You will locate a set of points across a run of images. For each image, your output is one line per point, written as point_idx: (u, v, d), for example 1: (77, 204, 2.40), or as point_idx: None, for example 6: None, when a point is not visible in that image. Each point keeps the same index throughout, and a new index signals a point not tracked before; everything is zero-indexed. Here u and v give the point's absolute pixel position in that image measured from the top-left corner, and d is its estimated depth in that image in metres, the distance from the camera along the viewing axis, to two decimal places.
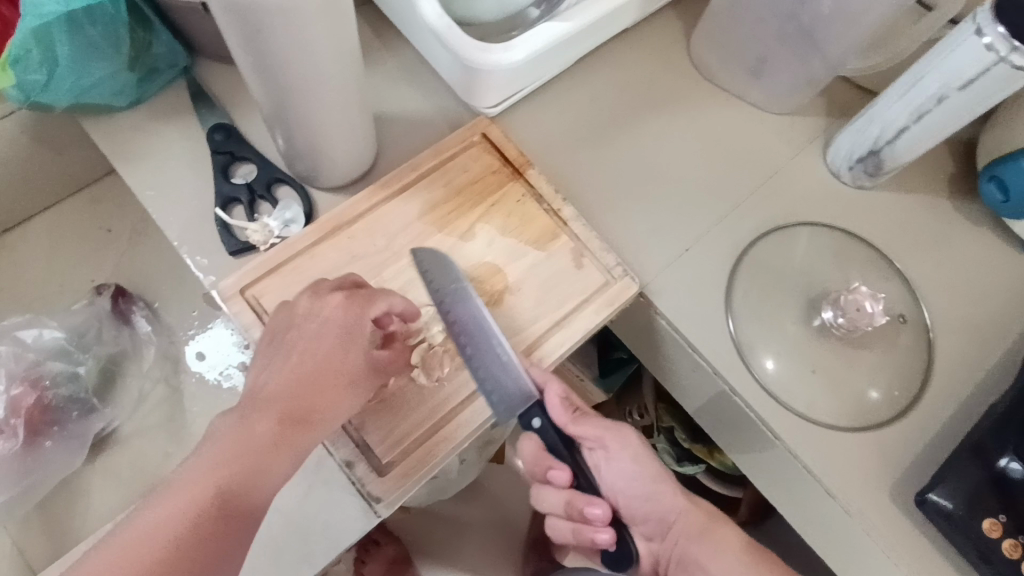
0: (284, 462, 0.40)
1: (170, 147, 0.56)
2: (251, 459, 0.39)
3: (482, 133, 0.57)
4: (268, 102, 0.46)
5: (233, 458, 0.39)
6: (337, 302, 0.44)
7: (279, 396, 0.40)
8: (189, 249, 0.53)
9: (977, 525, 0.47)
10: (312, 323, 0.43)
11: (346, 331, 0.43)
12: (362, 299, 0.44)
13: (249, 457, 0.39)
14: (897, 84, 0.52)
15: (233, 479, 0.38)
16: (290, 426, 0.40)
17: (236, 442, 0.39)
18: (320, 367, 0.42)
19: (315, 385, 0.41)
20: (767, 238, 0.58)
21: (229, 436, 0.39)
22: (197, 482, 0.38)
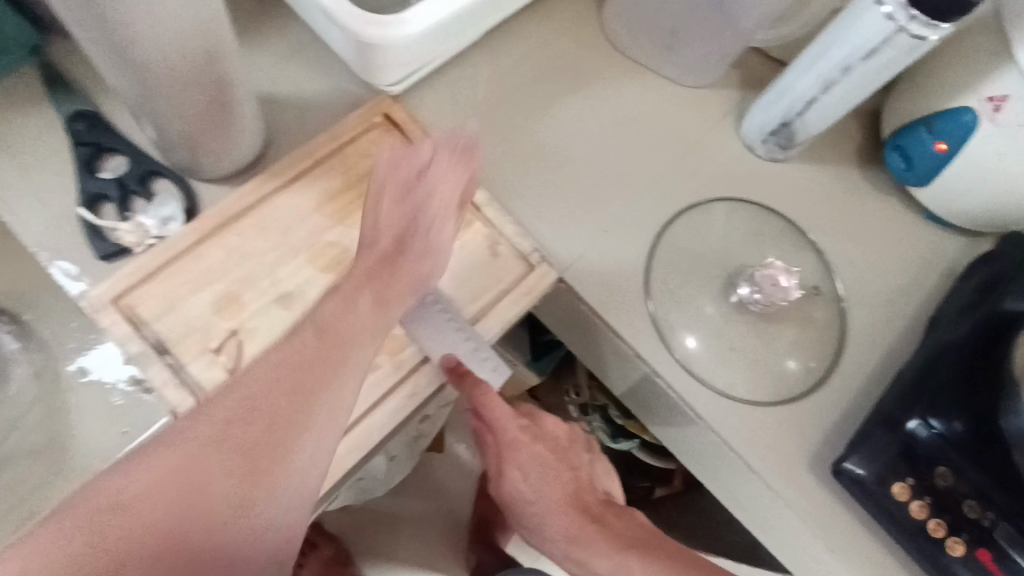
0: (258, 462, 0.38)
1: (22, 138, 0.49)
2: (239, 450, 0.38)
3: (383, 114, 0.54)
4: (123, 83, 0.41)
5: (200, 445, 0.38)
6: (330, 303, 0.45)
7: (251, 399, 0.40)
8: (52, 255, 0.47)
9: (888, 490, 0.49)
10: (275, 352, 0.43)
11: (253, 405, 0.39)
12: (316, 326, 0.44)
13: (218, 453, 0.38)
14: (802, 56, 0.52)
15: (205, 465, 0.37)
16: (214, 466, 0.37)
17: (208, 434, 0.38)
18: (268, 388, 0.40)
19: (294, 380, 0.41)
20: (684, 215, 0.57)
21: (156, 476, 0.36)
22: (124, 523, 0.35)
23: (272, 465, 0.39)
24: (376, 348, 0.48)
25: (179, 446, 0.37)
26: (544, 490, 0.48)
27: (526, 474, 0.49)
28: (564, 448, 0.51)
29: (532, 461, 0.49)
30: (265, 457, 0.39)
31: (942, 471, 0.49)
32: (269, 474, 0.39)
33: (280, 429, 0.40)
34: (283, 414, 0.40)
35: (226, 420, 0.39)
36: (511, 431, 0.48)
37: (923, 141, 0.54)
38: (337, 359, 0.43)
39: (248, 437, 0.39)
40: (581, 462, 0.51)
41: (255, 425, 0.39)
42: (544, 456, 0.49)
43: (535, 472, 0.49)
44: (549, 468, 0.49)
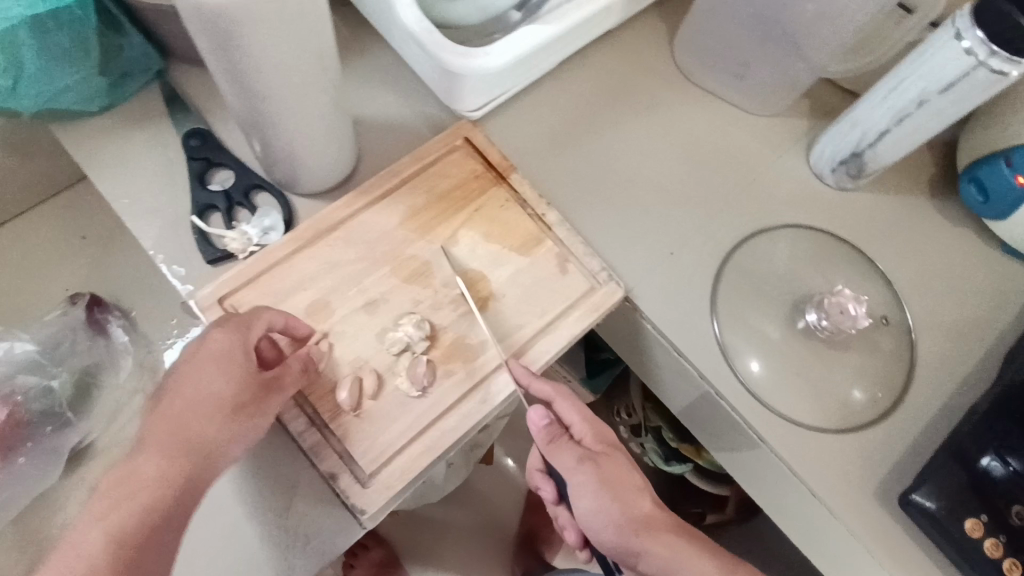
0: (171, 513, 0.39)
1: (145, 152, 0.55)
2: (140, 520, 0.38)
3: (464, 137, 0.57)
4: (241, 108, 0.45)
5: (122, 516, 0.38)
6: (218, 334, 0.43)
7: (167, 432, 0.41)
8: (166, 258, 0.52)
9: (959, 525, 0.48)
10: (194, 361, 0.43)
11: (227, 366, 0.43)
12: (242, 323, 0.44)
13: (145, 521, 0.38)
14: (876, 88, 0.52)
15: (121, 539, 0.37)
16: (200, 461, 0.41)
17: (129, 499, 0.38)
18: (204, 402, 0.42)
19: (198, 434, 0.41)
20: (751, 240, 0.58)
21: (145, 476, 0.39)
22: (93, 534, 0.37)
23: (157, 526, 0.38)
24: (449, 358, 0.50)
25: (109, 517, 0.38)
26: (640, 487, 0.50)
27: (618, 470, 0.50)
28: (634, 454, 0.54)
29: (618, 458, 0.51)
30: (152, 516, 0.38)
31: (1018, 509, 0.47)
32: (151, 532, 0.38)
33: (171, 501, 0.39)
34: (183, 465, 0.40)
35: (153, 479, 0.39)
36: (593, 429, 0.52)
37: (1002, 173, 0.54)
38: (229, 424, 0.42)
39: (164, 487, 0.39)
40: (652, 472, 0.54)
41: (153, 479, 0.39)
42: (625, 458, 0.52)
43: (626, 469, 0.51)
44: (634, 467, 0.51)
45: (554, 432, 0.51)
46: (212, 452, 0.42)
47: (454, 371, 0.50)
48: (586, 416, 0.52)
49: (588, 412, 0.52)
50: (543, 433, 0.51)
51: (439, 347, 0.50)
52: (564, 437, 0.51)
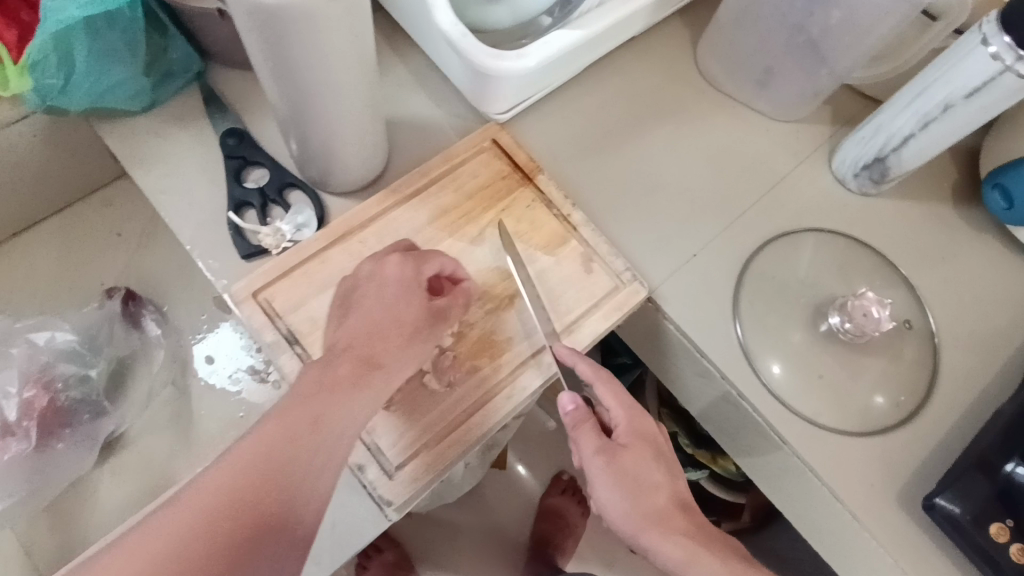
0: (310, 455, 0.39)
1: (183, 149, 0.56)
2: (280, 453, 0.39)
3: (492, 139, 0.58)
4: (282, 107, 0.47)
5: (265, 443, 0.39)
6: (395, 263, 0.46)
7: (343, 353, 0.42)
8: (202, 252, 0.53)
9: (985, 531, 0.47)
10: (379, 283, 0.45)
11: (410, 284, 0.45)
12: (416, 259, 0.46)
13: (286, 451, 0.39)
14: (901, 93, 0.53)
15: (264, 465, 0.38)
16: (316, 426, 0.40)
17: (269, 429, 0.39)
18: (368, 329, 0.43)
19: (343, 368, 0.42)
20: (774, 244, 0.59)
21: (267, 437, 0.39)
22: (221, 477, 0.38)
23: (298, 460, 0.39)
24: (476, 354, 0.51)
25: (256, 442, 0.39)
26: (662, 482, 0.48)
27: (643, 464, 0.48)
28: (672, 450, 0.52)
29: (651, 453, 0.49)
30: (296, 448, 0.39)
31: None
32: (290, 464, 0.39)
33: (309, 439, 0.39)
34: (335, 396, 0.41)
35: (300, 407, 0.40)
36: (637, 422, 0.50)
37: None
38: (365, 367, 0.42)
39: (293, 436, 0.39)
40: (684, 468, 0.52)
41: (303, 412, 0.40)
42: (661, 451, 0.50)
43: (653, 462, 0.48)
44: (666, 463, 0.49)
45: (582, 418, 0.50)
46: (349, 399, 0.41)
47: (480, 367, 0.51)
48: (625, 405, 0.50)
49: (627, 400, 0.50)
50: (568, 416, 0.50)
51: (465, 342, 0.51)
52: (590, 421, 0.49)
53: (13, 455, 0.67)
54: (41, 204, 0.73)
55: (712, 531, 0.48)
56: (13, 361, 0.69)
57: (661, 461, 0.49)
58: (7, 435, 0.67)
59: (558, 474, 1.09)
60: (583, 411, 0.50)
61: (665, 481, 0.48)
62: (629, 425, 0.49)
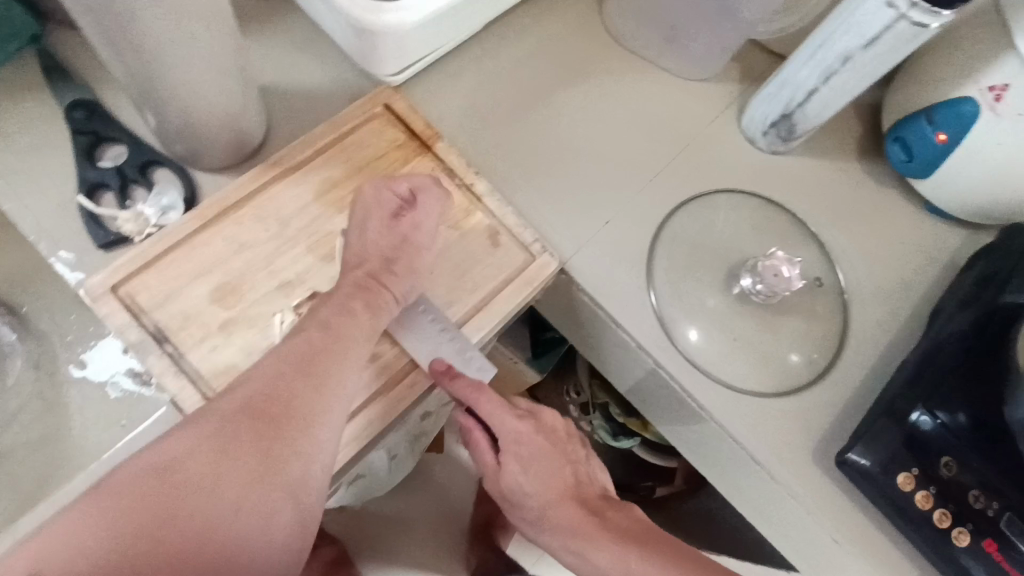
0: (245, 480, 0.38)
1: (20, 127, 0.49)
2: (213, 442, 0.38)
3: (384, 105, 0.53)
4: (124, 69, 0.41)
5: (217, 422, 0.38)
6: (347, 228, 0.48)
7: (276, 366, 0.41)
8: (50, 245, 0.47)
9: (893, 479, 0.48)
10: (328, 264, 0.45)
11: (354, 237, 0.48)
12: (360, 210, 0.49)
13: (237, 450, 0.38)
14: (803, 46, 0.52)
15: (174, 478, 0.36)
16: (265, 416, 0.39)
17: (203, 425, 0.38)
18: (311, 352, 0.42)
19: (276, 400, 0.39)
20: (688, 205, 0.57)
21: (187, 438, 0.38)
22: (185, 444, 0.37)
23: (245, 472, 0.38)
24: (374, 339, 0.47)
25: (209, 419, 0.39)
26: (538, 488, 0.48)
27: (522, 468, 0.49)
28: (561, 442, 0.51)
29: (530, 458, 0.49)
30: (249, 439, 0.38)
31: (947, 461, 0.48)
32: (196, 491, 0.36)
33: (271, 447, 0.38)
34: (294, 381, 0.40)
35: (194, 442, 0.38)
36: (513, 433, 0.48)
37: (924, 132, 0.54)
38: (338, 348, 0.42)
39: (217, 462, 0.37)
40: (579, 457, 0.52)
41: (247, 398, 0.39)
42: (547, 451, 0.50)
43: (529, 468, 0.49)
44: (547, 464, 0.49)
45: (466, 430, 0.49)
46: (286, 424, 0.39)
47: (381, 352, 0.47)
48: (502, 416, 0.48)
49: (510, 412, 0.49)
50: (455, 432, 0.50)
51: None
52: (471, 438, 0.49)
53: None
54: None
55: (602, 517, 0.47)
56: None
57: (544, 461, 0.49)
58: None
59: None
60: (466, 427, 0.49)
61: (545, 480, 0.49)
62: (508, 434, 0.48)
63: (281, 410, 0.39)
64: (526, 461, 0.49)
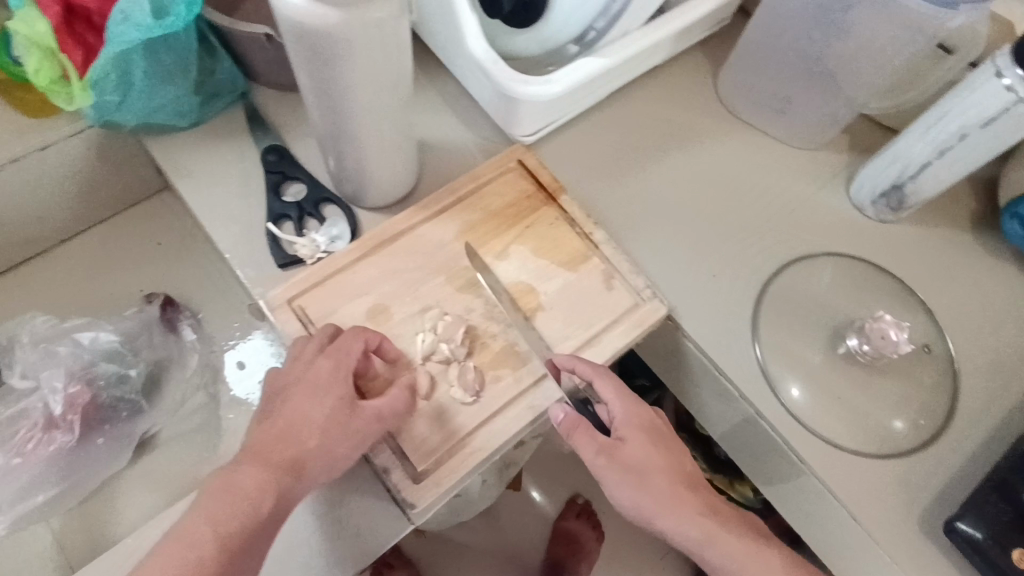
0: (268, 514, 0.42)
1: (225, 164, 0.60)
2: (235, 515, 0.41)
3: (517, 160, 0.61)
4: (323, 124, 0.50)
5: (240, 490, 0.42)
6: (322, 363, 0.47)
7: (269, 445, 0.45)
8: (240, 262, 0.56)
9: (1006, 555, 0.47)
10: (302, 383, 0.47)
11: (329, 384, 0.46)
12: (339, 352, 0.47)
13: (241, 529, 0.41)
14: (916, 122, 0.55)
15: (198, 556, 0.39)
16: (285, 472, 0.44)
17: (238, 482, 0.42)
18: (301, 425, 0.45)
19: (289, 457, 0.44)
20: (793, 266, 0.60)
21: (217, 496, 0.42)
22: (201, 524, 0.40)
23: (246, 541, 0.41)
24: (498, 364, 0.52)
25: (227, 493, 0.42)
26: (665, 467, 0.49)
27: (649, 448, 0.49)
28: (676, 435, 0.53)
29: (652, 436, 0.50)
30: (232, 538, 0.41)
31: None
32: (237, 544, 0.41)
33: (266, 512, 0.42)
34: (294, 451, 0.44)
35: (246, 486, 0.42)
36: (627, 411, 0.51)
37: None
38: (318, 448, 0.45)
39: (263, 491, 0.42)
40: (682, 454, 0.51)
41: (246, 489, 0.42)
42: (661, 437, 0.51)
43: (652, 447, 0.49)
44: (667, 449, 0.50)
45: (578, 418, 0.49)
46: (305, 466, 0.44)
47: (503, 376, 0.52)
48: (619, 397, 0.51)
49: (624, 390, 0.51)
50: (561, 426, 0.50)
51: (487, 353, 0.53)
52: (583, 426, 0.49)
53: (57, 447, 0.67)
54: (74, 218, 0.74)
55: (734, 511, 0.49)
56: (58, 359, 0.69)
57: (662, 449, 0.50)
58: (52, 428, 0.67)
59: (573, 498, 1.09)
60: (571, 420, 0.49)
61: (671, 463, 0.49)
62: (624, 415, 0.50)
63: (268, 498, 0.42)
64: (647, 444, 0.49)
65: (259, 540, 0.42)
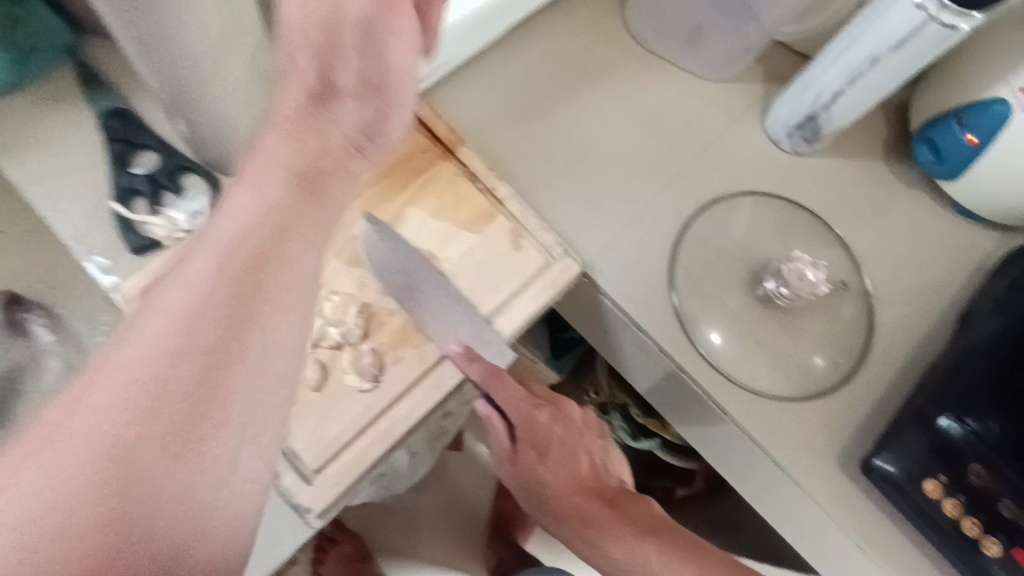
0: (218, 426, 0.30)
1: (56, 135, 0.50)
2: (176, 398, 0.29)
3: (408, 109, 0.54)
4: (157, 77, 0.42)
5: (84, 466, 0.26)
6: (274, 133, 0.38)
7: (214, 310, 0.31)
8: (85, 248, 0.48)
9: (920, 487, 0.48)
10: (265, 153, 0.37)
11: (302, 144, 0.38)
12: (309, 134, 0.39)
13: (167, 414, 0.28)
14: (828, 48, 0.51)
15: (129, 437, 0.27)
16: (214, 365, 0.30)
17: (144, 340, 0.29)
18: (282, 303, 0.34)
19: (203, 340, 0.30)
20: (710, 208, 0.57)
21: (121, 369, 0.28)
22: (137, 385, 0.28)
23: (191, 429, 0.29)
24: (398, 342, 0.48)
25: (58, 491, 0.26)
26: (557, 471, 0.50)
27: (542, 459, 0.50)
28: (579, 431, 0.52)
29: (546, 444, 0.50)
30: (175, 440, 0.29)
31: (977, 469, 0.48)
32: (183, 432, 0.29)
33: (204, 396, 0.30)
34: (234, 315, 0.32)
35: (171, 345, 0.29)
36: (525, 419, 0.50)
37: (953, 133, 0.53)
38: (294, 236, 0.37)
39: (183, 361, 0.29)
40: (592, 445, 0.53)
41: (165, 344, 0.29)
42: (560, 438, 0.51)
43: (547, 454, 0.50)
44: (563, 452, 0.51)
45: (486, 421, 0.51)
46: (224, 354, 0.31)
47: (405, 356, 0.47)
48: (517, 407, 0.49)
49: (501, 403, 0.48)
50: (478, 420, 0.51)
51: (386, 333, 0.48)
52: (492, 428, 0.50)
53: None
54: None
55: (618, 509, 0.49)
56: None
57: (559, 449, 0.50)
58: None
59: None
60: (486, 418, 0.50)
61: (562, 473, 0.50)
62: (524, 422, 0.50)
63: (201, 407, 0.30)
64: (543, 451, 0.50)
65: (217, 461, 0.30)
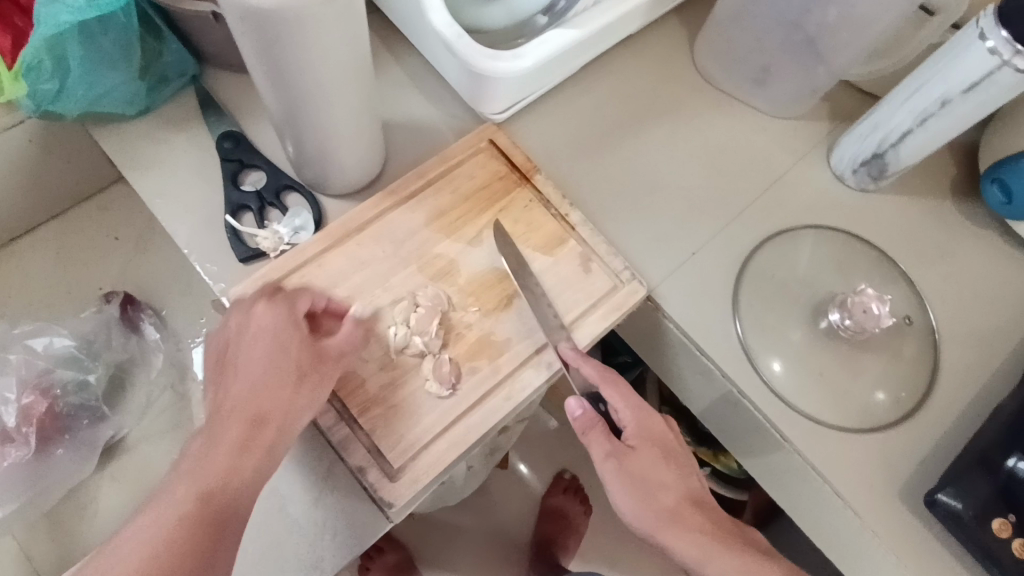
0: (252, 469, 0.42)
1: (179, 153, 0.56)
2: (219, 472, 0.41)
3: (489, 140, 0.58)
4: (277, 107, 0.47)
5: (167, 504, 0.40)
6: (263, 309, 0.46)
7: (210, 464, 0.41)
8: (200, 256, 0.53)
9: (986, 527, 0.47)
10: (246, 337, 0.45)
11: (287, 326, 0.45)
12: (285, 299, 0.47)
13: (224, 485, 0.41)
14: (898, 89, 0.53)
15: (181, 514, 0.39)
16: (265, 427, 0.43)
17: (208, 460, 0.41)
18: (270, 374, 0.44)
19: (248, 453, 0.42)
20: (773, 241, 0.59)
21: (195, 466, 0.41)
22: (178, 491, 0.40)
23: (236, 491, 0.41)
24: (474, 355, 0.51)
25: (208, 454, 0.42)
26: (673, 481, 0.50)
27: (662, 462, 0.50)
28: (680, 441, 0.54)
29: (662, 448, 0.51)
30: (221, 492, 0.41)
31: None
32: (230, 487, 0.41)
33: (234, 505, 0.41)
34: (277, 421, 0.43)
35: (200, 469, 0.41)
36: (638, 420, 0.51)
37: None
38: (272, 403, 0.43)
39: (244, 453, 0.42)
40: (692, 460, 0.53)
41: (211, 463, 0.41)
42: (670, 446, 0.52)
43: (663, 459, 0.50)
44: (675, 457, 0.51)
45: (590, 423, 0.50)
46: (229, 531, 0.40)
47: (481, 367, 0.51)
48: (630, 405, 0.51)
49: (634, 402, 0.51)
50: (578, 422, 0.50)
51: (464, 344, 0.51)
52: (600, 426, 0.50)
53: (13, 462, 0.65)
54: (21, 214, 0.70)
55: (716, 521, 0.50)
56: (9, 368, 0.67)
57: (670, 455, 0.51)
58: (6, 442, 0.66)
59: (560, 473, 1.09)
60: (588, 418, 0.49)
61: (668, 473, 0.50)
62: (638, 422, 0.51)
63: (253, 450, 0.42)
64: (662, 452, 0.51)
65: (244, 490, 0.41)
